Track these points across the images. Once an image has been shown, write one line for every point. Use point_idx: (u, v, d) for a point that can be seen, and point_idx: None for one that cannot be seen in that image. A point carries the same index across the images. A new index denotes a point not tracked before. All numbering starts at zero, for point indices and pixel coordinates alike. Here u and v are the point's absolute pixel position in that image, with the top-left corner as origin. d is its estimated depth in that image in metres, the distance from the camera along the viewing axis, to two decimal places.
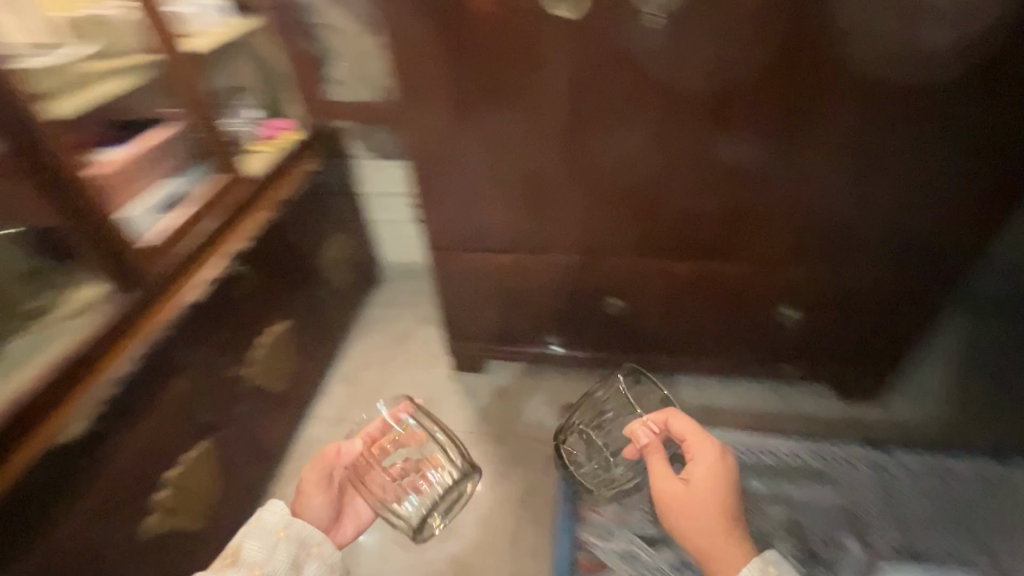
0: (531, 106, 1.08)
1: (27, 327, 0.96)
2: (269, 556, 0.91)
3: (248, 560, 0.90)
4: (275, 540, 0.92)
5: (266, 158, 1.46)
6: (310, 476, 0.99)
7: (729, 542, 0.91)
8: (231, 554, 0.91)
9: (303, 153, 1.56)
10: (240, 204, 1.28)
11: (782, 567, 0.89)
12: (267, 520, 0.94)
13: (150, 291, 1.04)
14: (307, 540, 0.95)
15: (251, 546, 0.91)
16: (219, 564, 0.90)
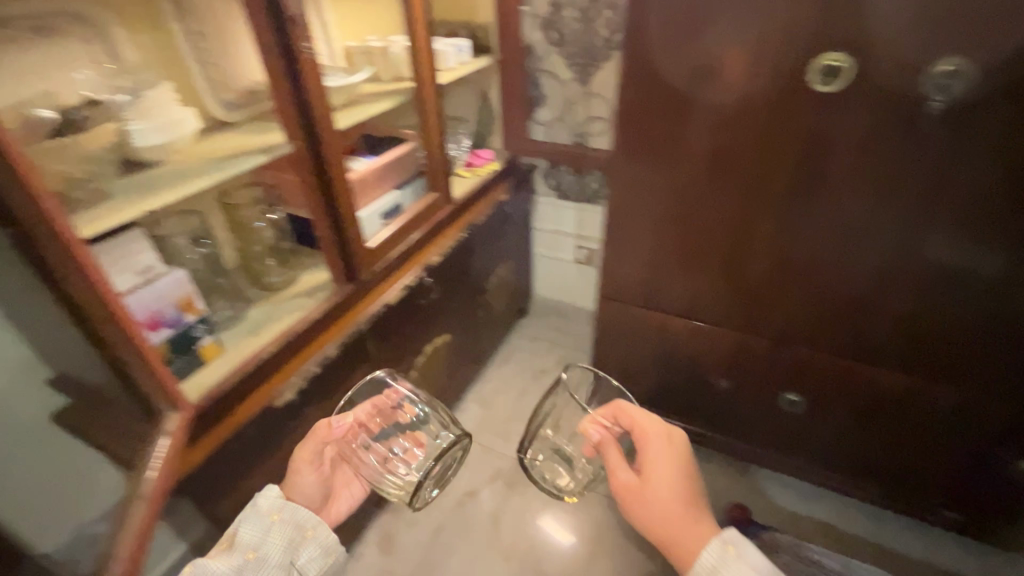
0: (742, 176, 0.99)
1: (266, 299, 1.09)
2: (258, 545, 0.82)
3: (242, 545, 0.83)
4: (269, 523, 0.85)
5: (467, 183, 1.57)
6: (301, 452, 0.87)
7: (698, 531, 0.77)
8: (227, 539, 0.84)
9: (497, 183, 1.66)
10: (440, 222, 1.38)
11: (750, 551, 0.74)
12: (261, 504, 0.86)
13: (360, 289, 1.14)
14: (302, 523, 0.87)
15: (244, 532, 0.83)
16: (213, 553, 0.81)
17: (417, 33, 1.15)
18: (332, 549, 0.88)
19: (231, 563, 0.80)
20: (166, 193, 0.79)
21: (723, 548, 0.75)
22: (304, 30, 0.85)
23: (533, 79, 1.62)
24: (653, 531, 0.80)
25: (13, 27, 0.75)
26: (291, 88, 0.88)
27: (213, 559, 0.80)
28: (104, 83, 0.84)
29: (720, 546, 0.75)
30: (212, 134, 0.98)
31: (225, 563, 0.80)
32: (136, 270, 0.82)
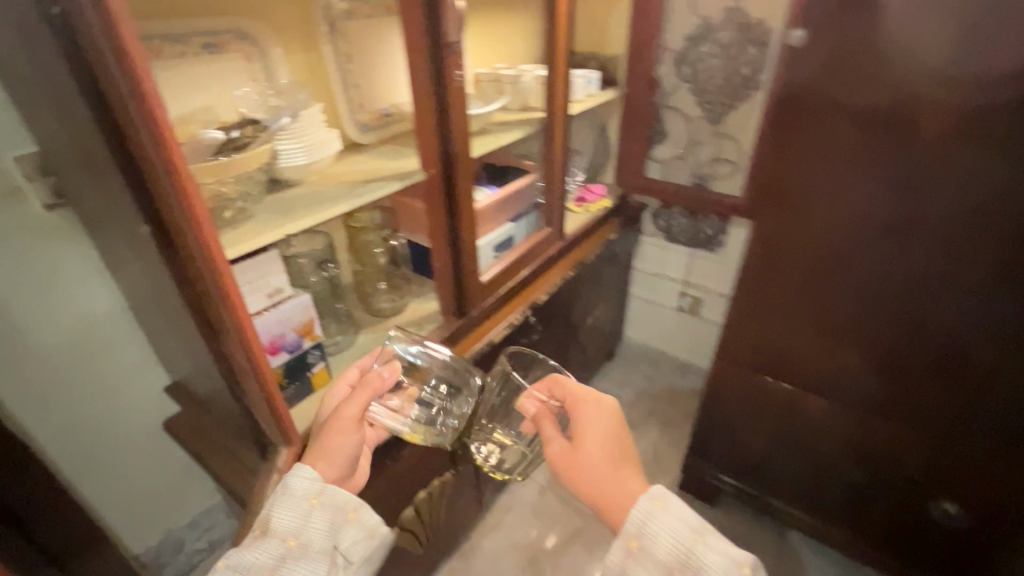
0: (933, 247, 0.82)
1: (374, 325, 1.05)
2: (298, 531, 0.72)
3: (280, 529, 0.72)
4: (307, 508, 0.73)
5: (577, 218, 1.50)
6: (351, 409, 0.77)
7: (629, 494, 0.73)
8: (262, 524, 0.72)
9: (607, 221, 1.57)
10: (550, 258, 1.31)
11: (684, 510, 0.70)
12: (296, 486, 0.73)
13: (467, 324, 1.08)
14: (343, 505, 0.75)
15: (281, 516, 0.72)
16: (251, 538, 0.71)
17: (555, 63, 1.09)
18: (376, 532, 0.77)
19: (271, 551, 0.70)
20: (305, 214, 0.76)
21: (653, 505, 0.71)
22: (457, 57, 0.81)
23: (658, 115, 1.52)
24: (590, 497, 0.75)
25: (187, 42, 0.76)
26: (434, 113, 0.84)
27: (253, 547, 0.70)
28: (259, 100, 0.84)
29: (648, 501, 0.71)
30: (347, 155, 0.97)
31: (267, 551, 0.70)
32: (267, 292, 0.79)
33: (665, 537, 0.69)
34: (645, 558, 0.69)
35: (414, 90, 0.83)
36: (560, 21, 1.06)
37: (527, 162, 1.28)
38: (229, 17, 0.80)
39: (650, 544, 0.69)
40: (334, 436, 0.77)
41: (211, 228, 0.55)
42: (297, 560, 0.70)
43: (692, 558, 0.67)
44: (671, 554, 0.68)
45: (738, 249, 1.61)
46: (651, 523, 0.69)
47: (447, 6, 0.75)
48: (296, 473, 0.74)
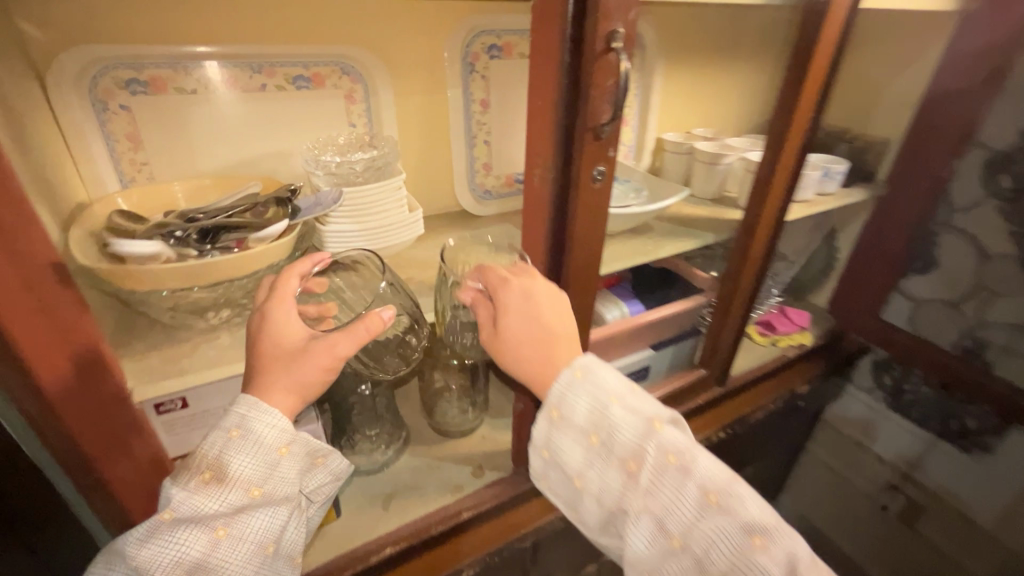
0: None
1: (426, 445, 0.80)
2: (261, 480, 0.46)
3: (232, 477, 0.45)
4: (275, 457, 0.47)
5: (757, 352, 1.06)
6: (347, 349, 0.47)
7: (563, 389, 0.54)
8: (210, 466, 0.45)
9: (801, 365, 1.08)
10: (696, 408, 0.91)
11: (612, 378, 0.53)
12: (258, 422, 0.46)
13: (540, 489, 0.75)
14: (315, 450, 0.51)
15: (241, 462, 0.45)
16: (192, 484, 0.44)
17: (777, 155, 0.69)
18: (346, 474, 0.56)
19: (223, 503, 0.44)
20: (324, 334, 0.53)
21: (574, 375, 0.53)
22: (603, 146, 0.49)
23: (929, 235, 1.00)
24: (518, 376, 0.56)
25: (269, 72, 0.60)
26: (550, 223, 0.54)
27: (197, 497, 0.44)
28: (341, 153, 0.64)
29: (565, 371, 0.53)
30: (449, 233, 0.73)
31: (220, 504, 0.44)
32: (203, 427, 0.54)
33: (587, 403, 0.52)
34: (564, 431, 0.53)
35: (527, 186, 0.54)
36: (800, 89, 0.64)
37: (697, 269, 0.88)
38: (328, 47, 0.62)
39: (570, 415, 0.53)
40: (307, 373, 0.46)
41: (50, 339, 0.36)
42: (259, 513, 0.46)
43: (609, 423, 0.51)
44: (592, 421, 0.52)
45: (1013, 471, 1.00)
46: (573, 394, 0.52)
47: (600, 68, 0.45)
48: (260, 418, 0.45)
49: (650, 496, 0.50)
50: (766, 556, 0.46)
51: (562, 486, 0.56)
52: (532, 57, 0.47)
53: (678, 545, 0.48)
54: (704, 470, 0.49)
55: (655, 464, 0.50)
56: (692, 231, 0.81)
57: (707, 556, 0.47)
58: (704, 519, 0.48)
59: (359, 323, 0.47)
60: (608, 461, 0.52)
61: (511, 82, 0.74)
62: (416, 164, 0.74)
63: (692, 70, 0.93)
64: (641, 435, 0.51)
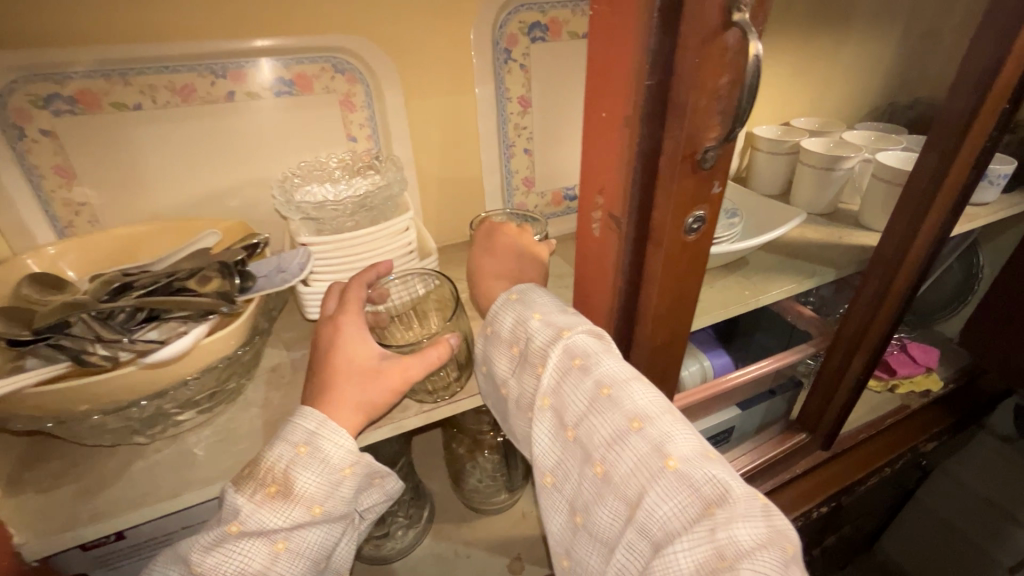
0: None
1: (453, 521, 0.66)
2: (332, 496, 0.35)
3: (296, 493, 0.34)
4: (340, 477, 0.35)
5: (868, 399, 0.85)
6: (418, 371, 0.38)
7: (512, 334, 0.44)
8: (279, 478, 0.34)
9: (926, 417, 0.86)
10: (792, 479, 0.72)
11: (541, 295, 0.40)
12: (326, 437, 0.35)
13: None
14: (382, 473, 0.39)
15: (310, 480, 0.35)
16: (257, 496, 0.34)
17: (947, 166, 0.48)
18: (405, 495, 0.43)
19: (288, 520, 0.34)
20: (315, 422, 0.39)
21: (508, 297, 0.41)
22: (705, 179, 0.31)
23: None
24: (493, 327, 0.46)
25: (237, 76, 0.45)
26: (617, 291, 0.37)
27: (262, 511, 0.34)
28: (335, 180, 0.49)
29: (500, 294, 0.41)
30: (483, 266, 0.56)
31: (286, 518, 0.34)
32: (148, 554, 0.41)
33: (508, 309, 0.40)
34: (485, 343, 0.42)
35: (585, 235, 0.37)
36: (1000, 71, 0.43)
37: (802, 307, 0.70)
38: (315, 37, 0.46)
39: (492, 329, 0.41)
40: (377, 395, 0.37)
41: None
42: (324, 536, 0.35)
43: (520, 327, 0.39)
44: (506, 324, 0.40)
45: None
46: (500, 308, 0.41)
47: (707, 59, 0.27)
48: (333, 436, 0.35)
49: (547, 396, 0.36)
50: (656, 451, 0.32)
51: (489, 407, 0.44)
52: (593, 45, 0.30)
53: (571, 445, 0.35)
54: (609, 362, 0.35)
55: (557, 362, 0.36)
56: (795, 265, 0.61)
57: (594, 452, 0.34)
58: (596, 412, 0.34)
59: (432, 348, 0.39)
60: (519, 371, 0.39)
61: (560, 72, 0.56)
62: (436, 184, 0.58)
63: (796, 44, 0.72)
64: (547, 334, 0.37)
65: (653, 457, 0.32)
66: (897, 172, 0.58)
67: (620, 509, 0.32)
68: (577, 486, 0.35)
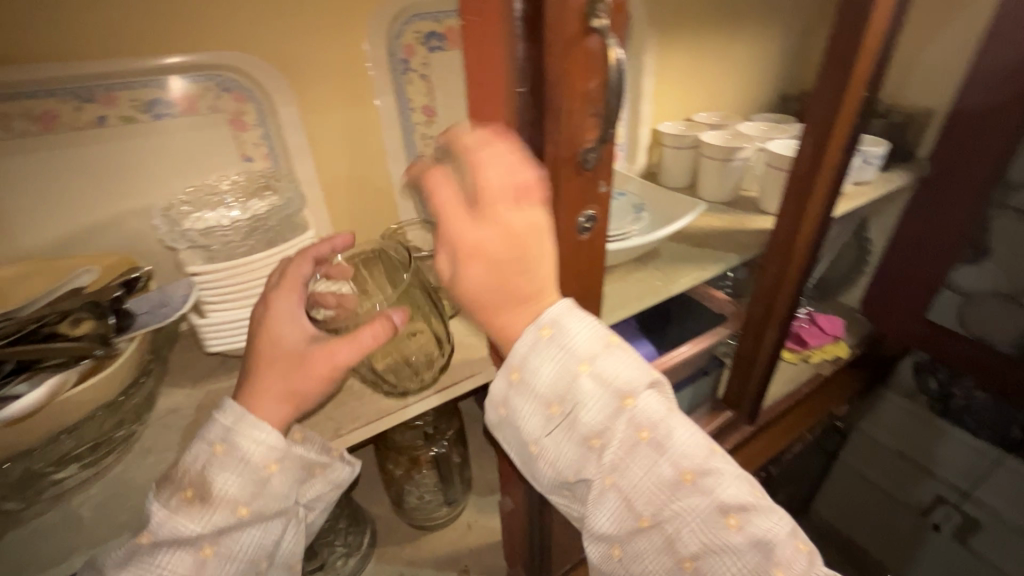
0: None
1: (396, 543, 0.64)
2: (258, 493, 0.34)
3: (217, 493, 0.33)
4: (262, 472, 0.34)
5: (786, 372, 0.90)
6: (344, 357, 0.35)
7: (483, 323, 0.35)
8: (193, 482, 0.33)
9: (838, 382, 0.93)
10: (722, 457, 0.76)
11: (582, 339, 0.35)
12: (241, 433, 0.34)
13: None
14: (319, 462, 0.38)
15: (228, 480, 0.34)
16: (170, 503, 0.32)
17: (822, 151, 0.52)
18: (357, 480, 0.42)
19: (209, 524, 0.33)
20: None
21: (540, 331, 0.35)
22: (590, 178, 0.33)
23: None
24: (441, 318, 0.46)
25: (107, 100, 0.42)
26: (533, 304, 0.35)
27: (177, 519, 0.32)
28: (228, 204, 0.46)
29: (529, 330, 0.35)
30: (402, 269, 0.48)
31: (207, 522, 0.33)
32: None
33: (550, 363, 0.35)
34: (517, 391, 0.36)
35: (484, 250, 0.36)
36: (856, 63, 0.47)
37: (716, 291, 0.73)
38: (192, 55, 0.44)
39: (528, 380, 0.36)
40: (303, 383, 0.35)
41: None
42: (256, 536, 0.35)
43: (573, 390, 0.35)
44: (550, 382, 0.35)
45: None
46: (535, 355, 0.35)
47: (574, 64, 0.28)
48: (251, 431, 0.34)
49: (616, 477, 0.34)
50: (749, 545, 0.32)
51: (504, 450, 0.40)
52: (467, 55, 0.30)
53: (649, 532, 0.34)
54: (682, 442, 0.34)
55: (628, 439, 0.34)
56: (704, 253, 0.65)
57: (682, 547, 0.33)
58: (683, 503, 0.33)
59: (365, 328, 0.35)
60: (573, 438, 0.35)
61: (462, 79, 0.56)
62: (345, 200, 0.56)
63: (689, 44, 0.75)
64: (611, 404, 0.34)
65: (753, 558, 0.32)
66: (785, 158, 0.63)
67: None
68: (653, 573, 0.34)
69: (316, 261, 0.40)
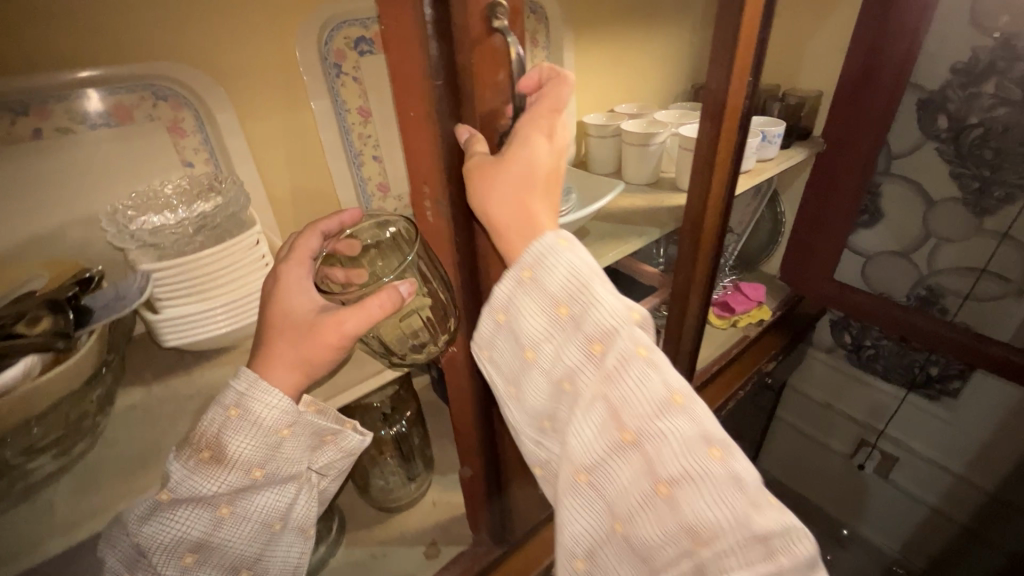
0: None
1: (366, 527, 0.67)
2: (268, 459, 0.40)
3: (231, 457, 0.39)
4: (274, 441, 0.40)
5: (718, 337, 0.99)
6: (353, 327, 0.38)
7: (513, 204, 0.37)
8: (209, 444, 0.38)
9: (763, 342, 1.02)
10: None
11: (588, 256, 0.40)
12: (254, 400, 0.38)
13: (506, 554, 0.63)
14: (327, 431, 0.44)
15: (243, 445, 0.39)
16: (189, 462, 0.38)
17: (717, 130, 0.60)
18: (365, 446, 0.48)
19: (225, 484, 0.39)
20: None
21: (557, 239, 0.39)
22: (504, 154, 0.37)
23: (872, 186, 0.96)
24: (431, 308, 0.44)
25: (43, 112, 0.43)
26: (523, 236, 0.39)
27: (195, 478, 0.38)
28: (174, 208, 0.48)
29: (548, 234, 0.39)
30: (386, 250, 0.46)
31: (221, 483, 0.39)
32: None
33: (566, 270, 0.39)
34: (523, 295, 0.40)
35: (462, 182, 0.37)
36: (735, 52, 0.55)
37: (646, 266, 0.82)
38: (126, 65, 0.45)
39: (538, 278, 0.39)
40: (311, 350, 0.39)
41: None
42: (266, 496, 0.41)
43: (581, 300, 0.39)
44: (562, 285, 0.39)
45: (987, 410, 0.98)
46: (548, 254, 0.39)
47: (483, 57, 0.33)
48: (265, 397, 0.39)
49: (608, 387, 0.38)
50: (723, 473, 0.37)
51: (494, 361, 0.43)
52: (391, 57, 0.34)
53: (630, 447, 0.38)
54: (674, 372, 0.39)
55: (625, 353, 0.38)
56: (631, 232, 0.72)
57: (661, 467, 0.38)
58: (669, 424, 0.38)
59: (373, 299, 0.38)
60: (572, 342, 0.39)
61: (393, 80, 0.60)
62: (289, 200, 0.59)
63: (602, 43, 0.82)
64: (618, 319, 0.39)
65: (726, 484, 0.37)
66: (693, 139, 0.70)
67: (678, 525, 0.37)
68: (627, 485, 0.39)
69: (323, 236, 0.44)
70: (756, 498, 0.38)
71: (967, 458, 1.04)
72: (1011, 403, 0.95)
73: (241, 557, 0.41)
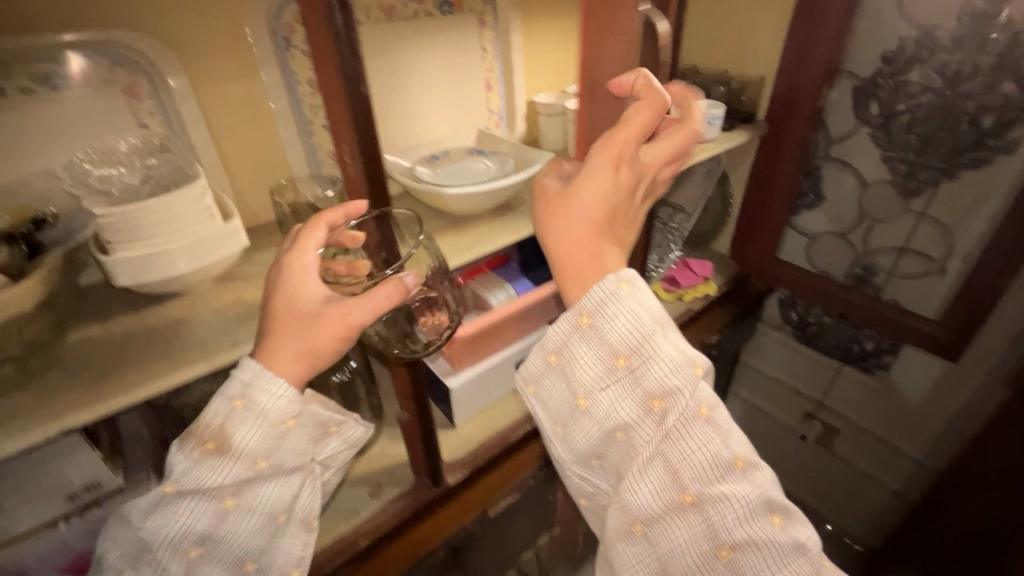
0: None
1: None
2: (268, 452, 0.47)
3: (238, 450, 0.45)
4: (279, 433, 0.47)
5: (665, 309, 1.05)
6: (361, 319, 0.43)
7: (587, 219, 0.44)
8: (214, 435, 0.45)
9: (709, 316, 1.09)
10: None
11: (649, 307, 0.44)
12: (260, 396, 0.45)
13: (444, 493, 0.70)
14: (326, 422, 0.52)
15: (245, 435, 0.45)
16: (196, 454, 0.44)
17: None
18: (362, 439, 0.58)
19: (232, 474, 0.45)
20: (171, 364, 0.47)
21: (620, 284, 0.44)
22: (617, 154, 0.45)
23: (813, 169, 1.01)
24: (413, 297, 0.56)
25: (6, 74, 0.48)
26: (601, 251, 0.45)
27: (202, 467, 0.44)
28: (128, 165, 0.53)
29: (612, 279, 0.44)
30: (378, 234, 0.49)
31: (228, 474, 0.45)
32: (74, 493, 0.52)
33: (630, 320, 0.44)
34: (584, 343, 0.45)
35: (372, 143, 0.42)
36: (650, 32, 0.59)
37: None
38: (83, 33, 0.50)
39: (601, 326, 0.44)
40: (315, 340, 0.44)
41: None
42: (268, 486, 0.48)
43: (647, 359, 0.44)
44: (623, 340, 0.44)
45: (915, 383, 1.05)
46: (610, 302, 0.44)
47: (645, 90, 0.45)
48: (270, 387, 0.44)
49: (668, 445, 0.43)
50: (787, 541, 0.43)
51: (553, 406, 0.48)
52: (308, 28, 0.38)
53: (689, 506, 0.43)
54: (735, 436, 0.44)
55: (688, 414, 0.43)
56: None
57: (722, 529, 0.42)
58: (732, 486, 0.43)
59: (380, 290, 0.43)
60: (630, 394, 0.44)
61: None
62: (242, 163, 0.63)
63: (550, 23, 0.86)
64: (685, 381, 0.43)
65: (779, 544, 0.42)
66: None
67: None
68: (685, 538, 0.44)
69: (328, 226, 0.45)
70: (807, 560, 0.43)
71: (898, 428, 1.12)
72: (935, 376, 1.01)
73: (249, 545, 0.48)
